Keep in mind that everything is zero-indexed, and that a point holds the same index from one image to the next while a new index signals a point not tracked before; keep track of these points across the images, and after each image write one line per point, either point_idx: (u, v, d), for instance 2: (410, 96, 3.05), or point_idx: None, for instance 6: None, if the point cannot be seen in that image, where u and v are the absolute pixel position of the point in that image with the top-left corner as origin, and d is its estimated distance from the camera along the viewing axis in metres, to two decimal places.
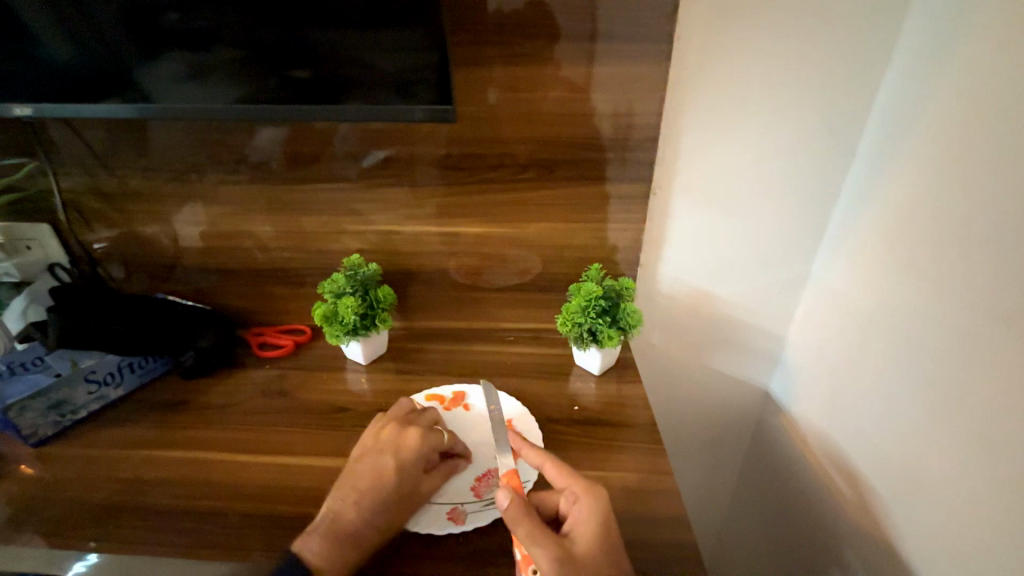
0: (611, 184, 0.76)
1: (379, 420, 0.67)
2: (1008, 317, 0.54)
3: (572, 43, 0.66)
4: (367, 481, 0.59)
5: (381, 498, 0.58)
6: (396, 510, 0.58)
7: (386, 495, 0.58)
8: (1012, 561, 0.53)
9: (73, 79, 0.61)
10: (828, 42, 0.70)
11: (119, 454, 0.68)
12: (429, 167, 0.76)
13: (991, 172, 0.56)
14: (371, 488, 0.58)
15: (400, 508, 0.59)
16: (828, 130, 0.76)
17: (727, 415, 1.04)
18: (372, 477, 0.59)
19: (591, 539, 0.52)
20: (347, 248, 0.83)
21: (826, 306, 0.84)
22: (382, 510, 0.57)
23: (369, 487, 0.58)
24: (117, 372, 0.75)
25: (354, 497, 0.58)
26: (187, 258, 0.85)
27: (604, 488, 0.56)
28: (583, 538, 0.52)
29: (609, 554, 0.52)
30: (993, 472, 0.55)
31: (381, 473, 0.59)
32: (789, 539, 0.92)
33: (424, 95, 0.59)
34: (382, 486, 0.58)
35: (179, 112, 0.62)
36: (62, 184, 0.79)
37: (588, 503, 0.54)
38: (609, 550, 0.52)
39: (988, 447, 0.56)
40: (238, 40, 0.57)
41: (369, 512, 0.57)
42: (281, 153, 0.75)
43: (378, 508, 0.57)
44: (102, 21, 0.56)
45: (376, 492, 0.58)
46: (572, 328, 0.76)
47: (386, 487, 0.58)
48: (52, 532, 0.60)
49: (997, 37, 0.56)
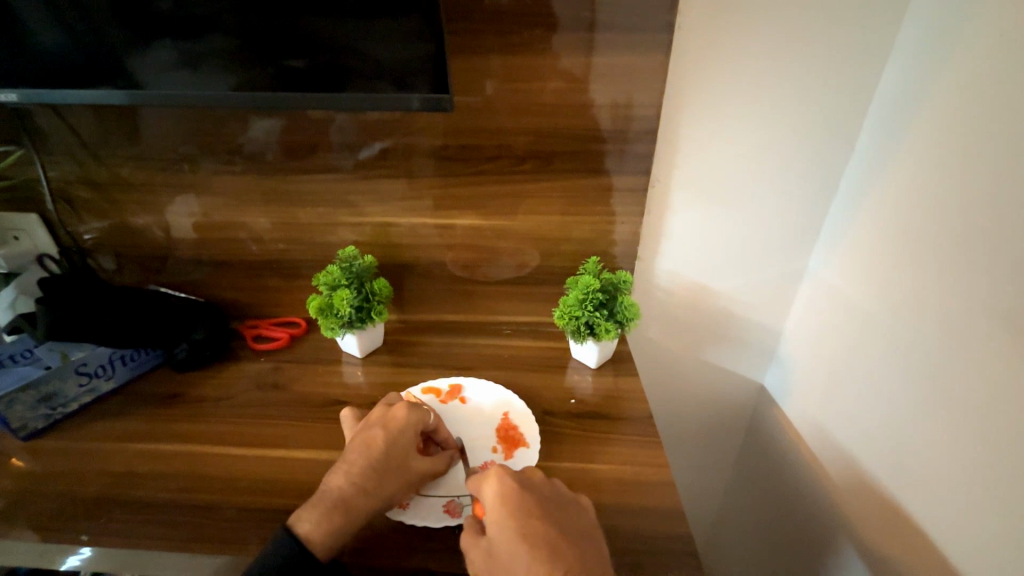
0: (610, 177, 0.76)
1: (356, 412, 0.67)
2: (1006, 311, 0.54)
3: (570, 33, 0.66)
4: (357, 452, 0.59)
5: (370, 465, 0.58)
6: (388, 478, 0.58)
7: (376, 464, 0.58)
8: (1009, 554, 0.53)
9: (60, 66, 0.59)
10: (829, 35, 0.70)
11: (111, 447, 0.67)
12: (425, 158, 0.75)
13: (993, 166, 0.56)
14: (361, 458, 0.59)
15: (391, 477, 0.58)
16: (828, 123, 0.76)
17: (722, 409, 1.04)
18: (361, 449, 0.59)
19: (505, 527, 0.51)
20: (342, 240, 0.82)
21: (821, 301, 0.85)
22: (372, 477, 0.57)
23: (358, 457, 0.59)
24: (109, 365, 0.74)
25: (344, 468, 0.58)
26: (180, 249, 0.84)
27: (495, 468, 0.55)
28: (495, 529, 0.51)
29: (528, 524, 0.51)
30: (990, 465, 0.56)
31: (371, 444, 0.60)
32: (782, 530, 0.94)
33: (420, 84, 0.58)
34: (372, 455, 0.59)
35: (168, 99, 0.60)
36: (51, 173, 0.77)
37: (485, 494, 0.53)
38: (524, 519, 0.51)
39: (985, 440, 0.56)
40: (230, 26, 0.56)
41: (359, 479, 0.57)
42: (275, 144, 0.74)
43: (367, 475, 0.57)
44: (88, 6, 0.55)
45: (366, 461, 0.58)
46: (568, 321, 0.76)
47: (377, 456, 0.59)
48: (44, 526, 0.59)
49: (1000, 30, 0.56)
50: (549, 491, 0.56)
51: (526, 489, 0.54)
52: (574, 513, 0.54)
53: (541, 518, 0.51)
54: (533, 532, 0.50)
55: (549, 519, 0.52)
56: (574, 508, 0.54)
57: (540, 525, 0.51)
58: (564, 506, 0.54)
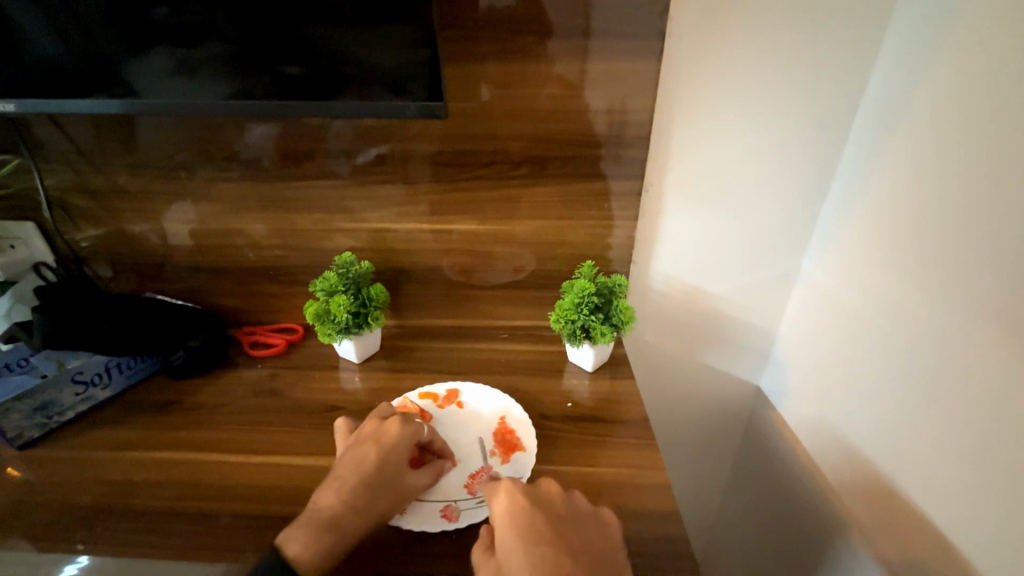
0: (605, 181, 0.76)
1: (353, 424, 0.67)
2: (1006, 315, 0.54)
3: (565, 40, 0.66)
4: (348, 469, 0.59)
5: (362, 481, 0.58)
6: (379, 495, 0.58)
7: (368, 480, 0.58)
8: (1012, 556, 0.53)
9: (58, 75, 0.60)
10: (819, 40, 0.71)
11: (108, 456, 0.67)
12: (421, 164, 0.75)
13: (988, 169, 0.56)
14: (353, 474, 0.58)
15: (382, 494, 0.58)
16: (819, 126, 0.77)
17: (719, 411, 1.05)
18: (353, 465, 0.59)
19: (514, 541, 0.51)
20: (339, 246, 0.82)
21: (815, 304, 0.85)
22: (362, 495, 0.57)
23: (348, 473, 0.59)
24: (105, 373, 0.74)
25: (335, 486, 0.58)
26: (176, 256, 0.84)
27: (508, 481, 0.56)
28: (504, 543, 0.51)
29: (538, 545, 0.51)
30: (991, 469, 0.56)
31: (362, 461, 0.59)
32: (780, 533, 0.94)
33: (416, 91, 0.59)
34: (363, 472, 0.58)
35: (166, 108, 0.61)
36: (47, 181, 0.78)
37: (496, 507, 0.54)
38: (534, 540, 0.51)
39: (986, 443, 0.56)
40: (227, 34, 0.56)
41: (349, 496, 0.57)
42: (273, 151, 0.74)
43: (357, 491, 0.57)
44: (88, 16, 0.55)
45: (358, 478, 0.58)
46: (564, 325, 0.76)
47: (368, 473, 0.58)
48: (40, 535, 0.59)
49: (988, 35, 0.57)
50: (565, 506, 0.56)
51: (539, 506, 0.54)
52: (587, 531, 0.54)
53: (552, 539, 0.51)
54: (542, 554, 0.50)
55: (560, 540, 0.52)
56: (590, 523, 0.54)
57: (552, 547, 0.51)
58: (579, 524, 0.54)
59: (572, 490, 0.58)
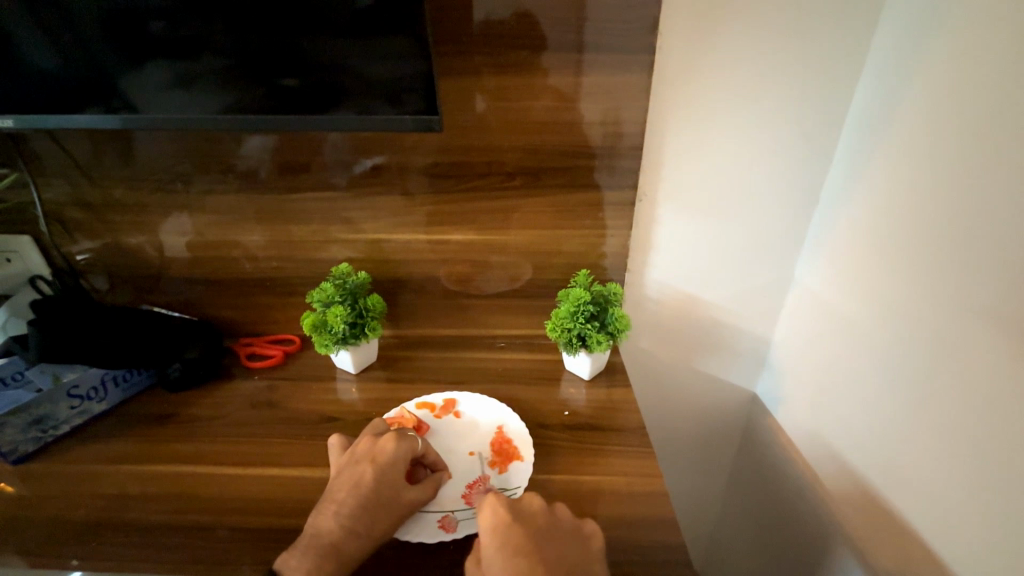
0: (599, 191, 0.77)
1: (340, 441, 0.66)
2: (1002, 321, 0.55)
3: (558, 54, 0.68)
4: (345, 491, 0.58)
5: (361, 504, 0.57)
6: (379, 516, 0.57)
7: (366, 501, 0.57)
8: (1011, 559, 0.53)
9: (58, 89, 0.60)
10: (805, 51, 0.73)
11: (103, 470, 0.67)
12: (418, 176, 0.76)
13: (980, 175, 0.57)
14: (350, 496, 0.58)
15: (382, 515, 0.57)
16: (807, 136, 0.78)
17: (717, 419, 1.05)
18: (349, 486, 0.58)
19: (498, 556, 0.51)
20: (336, 257, 0.83)
21: (807, 310, 0.86)
22: (362, 518, 0.56)
23: (348, 496, 0.58)
24: (101, 386, 0.73)
25: (333, 508, 0.57)
26: (174, 268, 0.84)
27: (491, 494, 0.55)
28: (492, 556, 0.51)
29: (516, 559, 0.50)
30: (989, 470, 0.56)
31: (358, 481, 0.59)
32: (779, 544, 0.94)
33: (412, 103, 0.60)
34: (361, 494, 0.58)
35: (165, 120, 0.61)
36: (44, 195, 0.78)
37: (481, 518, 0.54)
38: (513, 556, 0.51)
39: (986, 445, 0.56)
40: (226, 47, 0.57)
41: (349, 519, 0.56)
42: (270, 162, 0.75)
43: (357, 514, 0.56)
44: (87, 32, 0.56)
45: (356, 500, 0.57)
46: (561, 333, 0.77)
47: (366, 494, 0.58)
48: (33, 551, 0.58)
49: (977, 44, 0.58)
50: (546, 520, 0.55)
51: (520, 522, 0.53)
52: (569, 546, 0.53)
53: (530, 556, 0.51)
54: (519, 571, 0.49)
55: (537, 556, 0.51)
56: (572, 538, 0.54)
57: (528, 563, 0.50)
58: (560, 538, 0.54)
59: (554, 504, 0.57)
